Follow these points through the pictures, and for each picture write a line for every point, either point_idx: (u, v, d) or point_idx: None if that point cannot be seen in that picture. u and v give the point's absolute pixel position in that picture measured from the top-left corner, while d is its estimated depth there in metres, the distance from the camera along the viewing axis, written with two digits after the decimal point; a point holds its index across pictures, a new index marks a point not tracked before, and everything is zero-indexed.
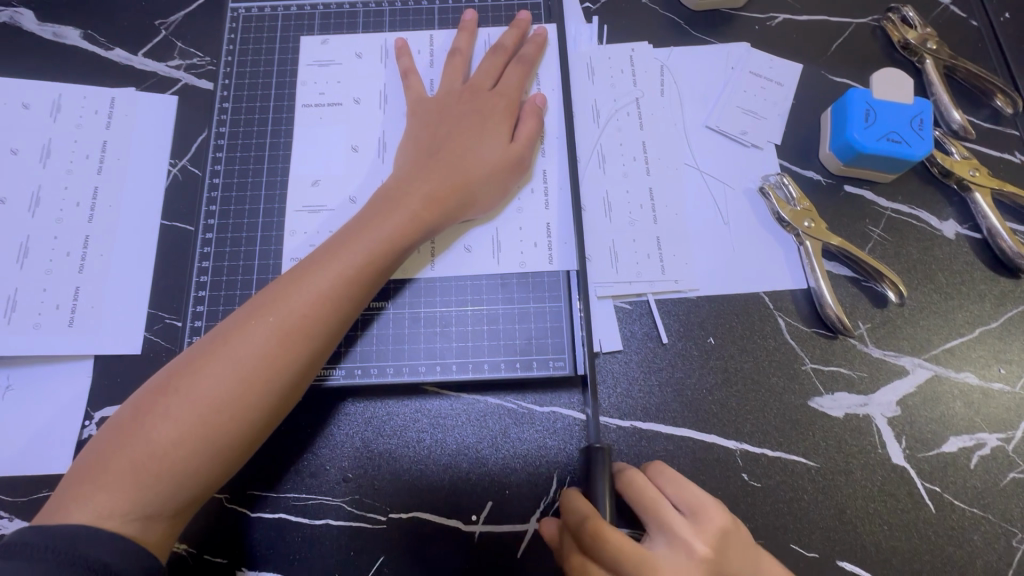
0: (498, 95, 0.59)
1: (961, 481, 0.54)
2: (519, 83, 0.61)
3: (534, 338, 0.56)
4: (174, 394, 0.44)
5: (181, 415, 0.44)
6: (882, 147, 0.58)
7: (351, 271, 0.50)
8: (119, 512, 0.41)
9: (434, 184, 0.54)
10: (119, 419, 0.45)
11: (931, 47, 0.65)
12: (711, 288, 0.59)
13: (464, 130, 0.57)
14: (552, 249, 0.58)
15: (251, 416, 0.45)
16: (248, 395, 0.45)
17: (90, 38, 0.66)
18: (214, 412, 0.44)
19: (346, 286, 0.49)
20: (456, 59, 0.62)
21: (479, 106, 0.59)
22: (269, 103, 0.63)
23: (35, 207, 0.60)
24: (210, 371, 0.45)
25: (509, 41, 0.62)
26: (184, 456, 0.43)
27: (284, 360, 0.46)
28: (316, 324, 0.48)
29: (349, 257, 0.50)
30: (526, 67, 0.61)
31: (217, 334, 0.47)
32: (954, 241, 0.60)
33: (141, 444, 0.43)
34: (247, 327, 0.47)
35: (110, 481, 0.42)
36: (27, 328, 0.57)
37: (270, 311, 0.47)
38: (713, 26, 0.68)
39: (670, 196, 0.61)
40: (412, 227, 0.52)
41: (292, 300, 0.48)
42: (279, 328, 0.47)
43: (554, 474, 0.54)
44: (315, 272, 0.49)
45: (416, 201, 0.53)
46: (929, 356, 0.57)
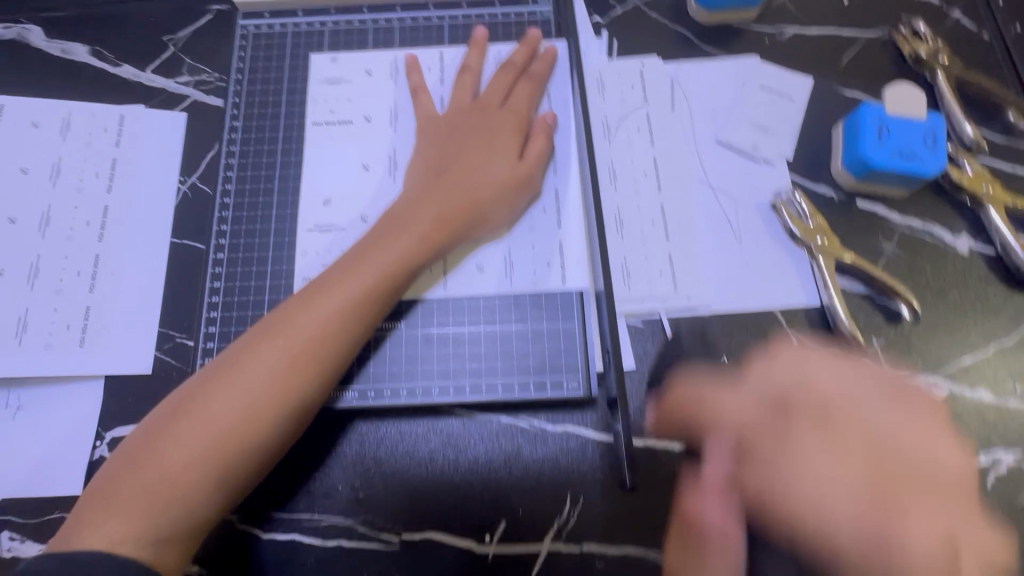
0: (508, 113, 0.59)
1: (977, 500, 0.53)
2: (529, 100, 0.60)
3: (546, 358, 0.56)
4: (186, 416, 0.44)
5: (193, 438, 0.44)
6: (895, 164, 0.57)
7: (361, 291, 0.49)
8: (130, 536, 0.41)
9: (444, 203, 0.54)
10: (132, 443, 0.45)
11: (942, 60, 0.65)
12: (723, 305, 0.58)
13: (474, 149, 0.57)
14: (564, 267, 0.57)
15: (263, 438, 0.45)
16: (260, 418, 0.45)
17: (98, 55, 0.66)
18: (226, 435, 0.44)
19: (356, 306, 0.49)
20: (466, 77, 0.62)
21: (489, 124, 0.58)
22: (279, 121, 0.63)
23: (45, 226, 0.60)
24: (221, 393, 0.45)
25: (519, 58, 0.62)
26: (196, 479, 0.43)
27: (295, 382, 0.46)
28: (327, 345, 0.48)
29: (359, 277, 0.50)
30: (537, 83, 0.61)
31: (228, 356, 0.47)
32: (967, 257, 0.60)
33: (153, 468, 0.43)
34: (257, 349, 0.47)
35: (122, 505, 0.42)
36: (38, 348, 0.57)
37: (281, 332, 0.47)
38: (722, 40, 0.68)
39: (682, 212, 0.61)
40: (422, 246, 0.52)
41: (303, 322, 0.48)
42: (290, 350, 0.47)
43: (567, 494, 0.54)
44: (325, 293, 0.49)
45: (427, 220, 0.53)
46: (944, 374, 0.57)
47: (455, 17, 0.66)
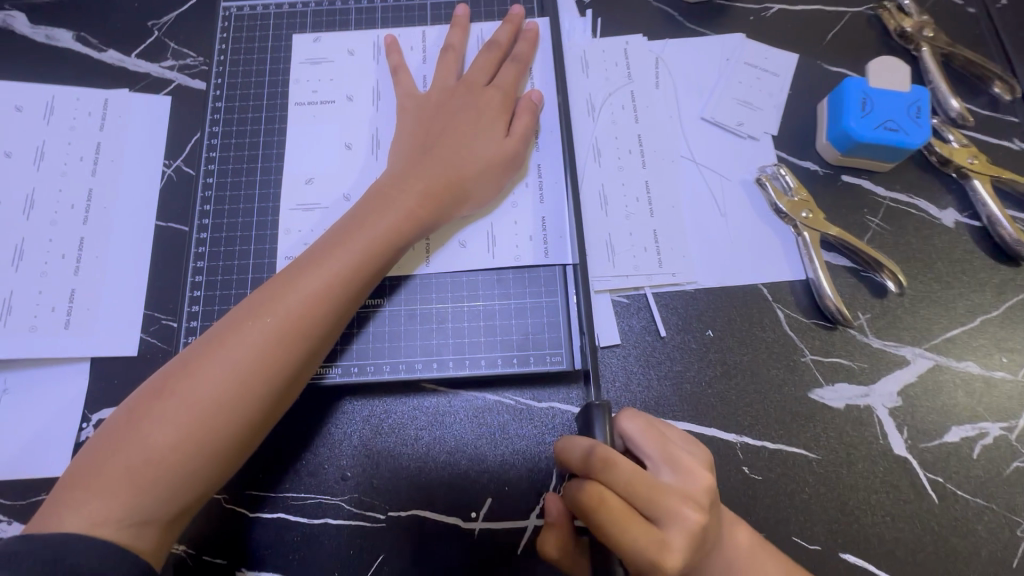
0: (494, 91, 0.59)
1: (964, 471, 0.53)
2: (515, 81, 0.60)
3: (530, 333, 0.56)
4: (169, 397, 0.44)
5: (177, 419, 0.43)
6: (879, 136, 0.57)
7: (345, 271, 0.49)
8: (114, 517, 0.41)
9: (429, 181, 0.53)
10: (113, 422, 0.45)
11: (927, 34, 0.65)
12: (708, 281, 0.58)
13: (459, 127, 0.57)
14: (547, 243, 0.57)
15: (245, 417, 0.45)
16: (242, 399, 0.45)
17: (82, 40, 0.66)
18: (209, 414, 0.44)
19: (340, 284, 0.49)
20: (449, 56, 0.61)
21: (475, 103, 0.58)
22: (262, 101, 0.63)
23: (29, 210, 0.60)
24: (204, 374, 0.45)
25: (503, 37, 0.62)
26: (181, 460, 0.43)
27: (279, 361, 0.46)
28: (310, 324, 0.47)
29: (342, 256, 0.50)
30: (522, 66, 0.61)
31: (211, 336, 0.47)
32: (953, 230, 0.60)
33: (136, 448, 0.43)
34: (240, 330, 0.46)
35: (105, 486, 0.42)
36: (23, 331, 0.57)
37: (264, 312, 0.47)
38: (707, 17, 0.68)
39: (666, 189, 0.61)
40: (406, 225, 0.52)
41: (286, 301, 0.47)
42: (272, 330, 0.46)
43: (553, 470, 0.54)
44: (309, 271, 0.49)
45: (411, 198, 0.53)
46: (930, 346, 0.56)
47: None
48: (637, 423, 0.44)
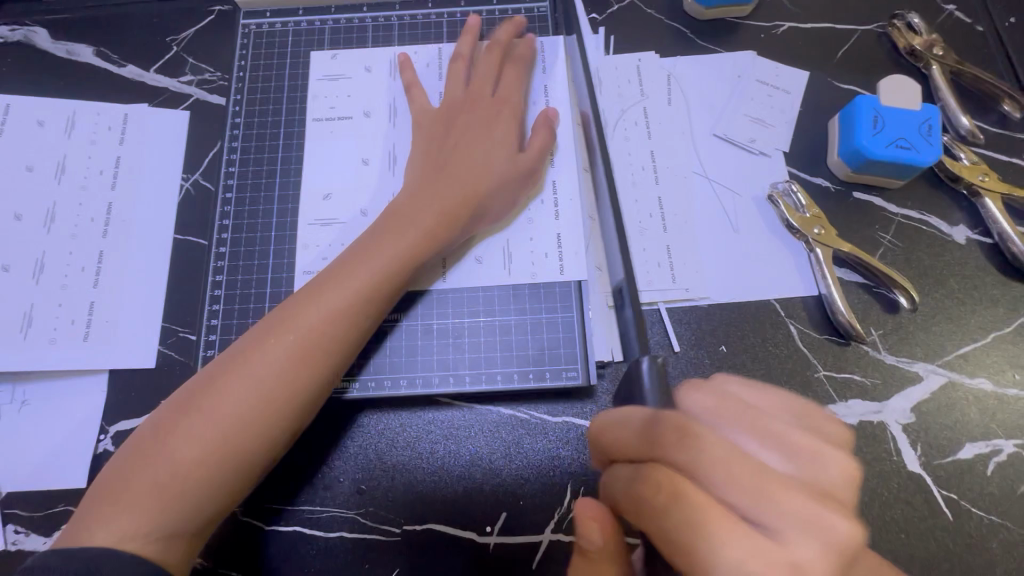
0: (499, 103, 0.60)
1: (978, 488, 0.53)
2: (521, 92, 0.61)
3: (545, 348, 0.56)
4: (194, 412, 0.45)
5: (202, 435, 0.44)
6: (891, 153, 0.58)
7: (366, 288, 0.50)
8: (140, 532, 0.41)
9: (447, 198, 0.54)
10: (139, 438, 0.45)
11: (936, 53, 0.65)
12: (721, 296, 0.59)
13: (472, 144, 0.57)
14: (562, 259, 0.58)
15: (269, 434, 0.46)
16: (266, 414, 0.45)
17: (103, 55, 0.67)
18: (234, 432, 0.44)
19: (362, 303, 0.50)
20: (458, 64, 0.62)
21: (483, 115, 0.59)
22: (280, 117, 0.64)
23: (50, 223, 0.61)
24: (229, 390, 0.45)
25: (505, 46, 0.63)
26: (205, 475, 0.44)
27: (301, 378, 0.47)
28: (331, 343, 0.48)
29: (362, 273, 0.50)
30: (521, 66, 0.62)
31: (235, 352, 0.47)
32: (965, 246, 0.60)
33: (161, 464, 0.43)
34: (263, 346, 0.47)
35: (132, 501, 0.42)
36: (43, 343, 0.57)
37: (287, 328, 0.47)
38: (718, 35, 0.68)
39: (679, 204, 0.62)
40: (424, 241, 0.53)
41: (309, 317, 0.48)
42: (295, 346, 0.47)
43: (568, 484, 0.54)
44: (329, 288, 0.49)
45: (430, 215, 0.53)
46: (942, 362, 0.57)
47: (453, 15, 0.68)
48: (707, 398, 0.39)
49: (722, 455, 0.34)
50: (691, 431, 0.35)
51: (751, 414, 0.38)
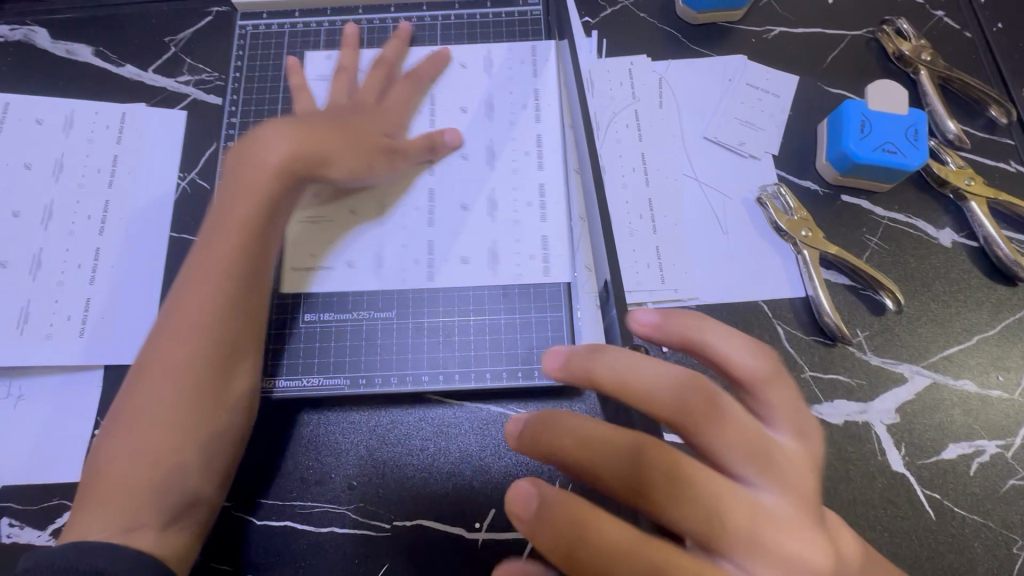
0: (378, 110, 0.61)
1: (961, 488, 0.54)
2: (406, 99, 0.63)
3: (534, 347, 0.57)
4: (126, 414, 0.45)
5: (136, 429, 0.44)
6: (878, 157, 0.59)
7: (231, 242, 0.49)
8: (106, 527, 0.42)
9: (320, 150, 0.53)
10: (90, 462, 0.46)
11: (925, 58, 0.66)
12: (708, 297, 0.59)
13: (348, 121, 0.57)
14: (548, 261, 0.59)
15: (191, 403, 0.45)
16: (178, 385, 0.45)
17: (102, 55, 0.68)
18: (157, 422, 0.44)
19: (236, 267, 0.49)
20: (380, 70, 0.64)
21: (378, 116, 0.60)
22: (276, 117, 0.65)
23: (48, 220, 0.61)
24: (144, 383, 0.45)
25: (389, 54, 0.65)
26: (146, 461, 0.44)
27: (196, 351, 0.46)
28: (217, 309, 0.47)
29: (219, 244, 0.49)
30: (388, 76, 0.64)
31: (144, 355, 0.48)
32: (951, 250, 0.61)
33: (108, 468, 0.44)
34: (159, 336, 0.47)
35: (92, 508, 0.43)
36: (40, 339, 0.58)
37: (178, 309, 0.48)
38: (710, 39, 0.69)
39: (668, 205, 0.62)
40: (286, 184, 0.52)
41: (189, 294, 0.48)
42: (181, 319, 0.47)
43: (556, 481, 0.55)
44: (203, 264, 0.49)
45: (286, 162, 0.52)
46: (927, 364, 0.57)
47: (447, 17, 0.68)
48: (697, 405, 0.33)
49: (735, 416, 0.34)
50: (716, 399, 0.33)
51: (781, 399, 0.35)
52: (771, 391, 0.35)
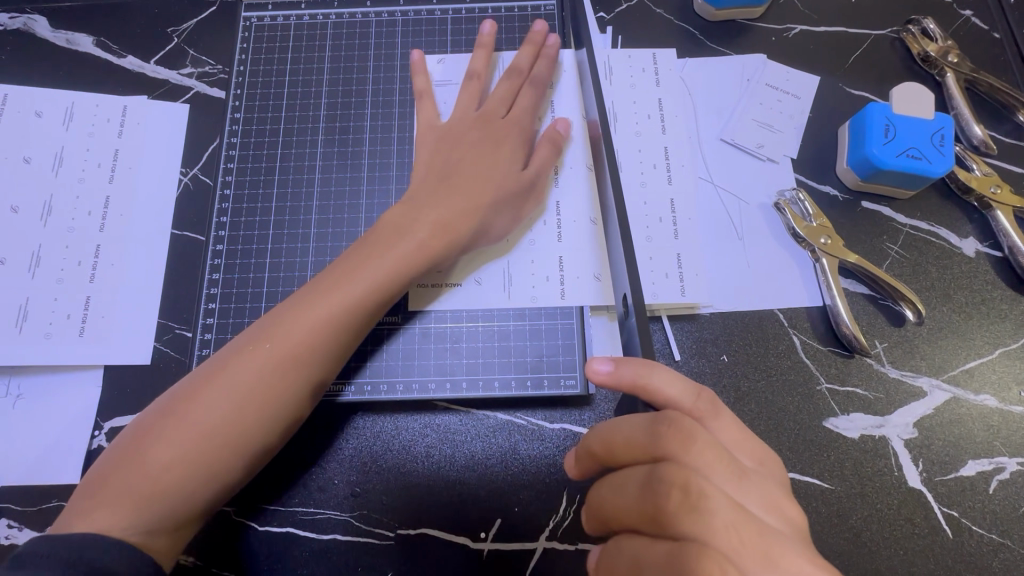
0: (511, 125, 0.59)
1: (979, 506, 0.52)
2: (532, 111, 0.60)
3: (544, 355, 0.56)
4: (178, 417, 0.44)
5: (180, 439, 0.43)
6: (902, 163, 0.57)
7: (355, 298, 0.49)
8: (118, 528, 0.41)
9: (447, 210, 0.53)
10: (126, 436, 0.45)
11: (951, 60, 0.64)
12: (723, 305, 0.58)
13: (478, 159, 0.56)
14: (563, 283, 0.57)
15: (248, 444, 0.45)
16: (245, 422, 0.45)
17: (103, 45, 0.66)
18: (206, 444, 0.44)
19: (343, 317, 0.48)
20: (473, 84, 0.61)
21: (491, 135, 0.58)
22: (281, 113, 0.63)
23: (47, 216, 0.60)
24: (210, 395, 0.45)
25: (523, 63, 0.62)
26: (184, 477, 0.43)
27: (280, 389, 0.46)
28: (312, 355, 0.47)
29: (347, 286, 0.49)
30: (540, 91, 0.61)
31: (220, 358, 0.47)
32: (973, 259, 0.59)
33: (141, 462, 0.43)
34: (246, 354, 0.46)
35: (109, 499, 0.42)
36: (38, 338, 0.57)
37: (270, 337, 0.47)
38: (728, 36, 0.67)
39: (689, 208, 0.60)
40: (420, 251, 0.51)
41: (293, 328, 0.47)
42: (277, 354, 0.46)
43: (564, 491, 0.54)
44: (317, 300, 0.48)
45: (426, 228, 0.52)
46: (947, 377, 0.56)
47: (459, 12, 0.67)
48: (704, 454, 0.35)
49: (727, 457, 0.36)
50: (747, 475, 0.36)
51: (784, 499, 0.36)
52: (772, 486, 0.36)
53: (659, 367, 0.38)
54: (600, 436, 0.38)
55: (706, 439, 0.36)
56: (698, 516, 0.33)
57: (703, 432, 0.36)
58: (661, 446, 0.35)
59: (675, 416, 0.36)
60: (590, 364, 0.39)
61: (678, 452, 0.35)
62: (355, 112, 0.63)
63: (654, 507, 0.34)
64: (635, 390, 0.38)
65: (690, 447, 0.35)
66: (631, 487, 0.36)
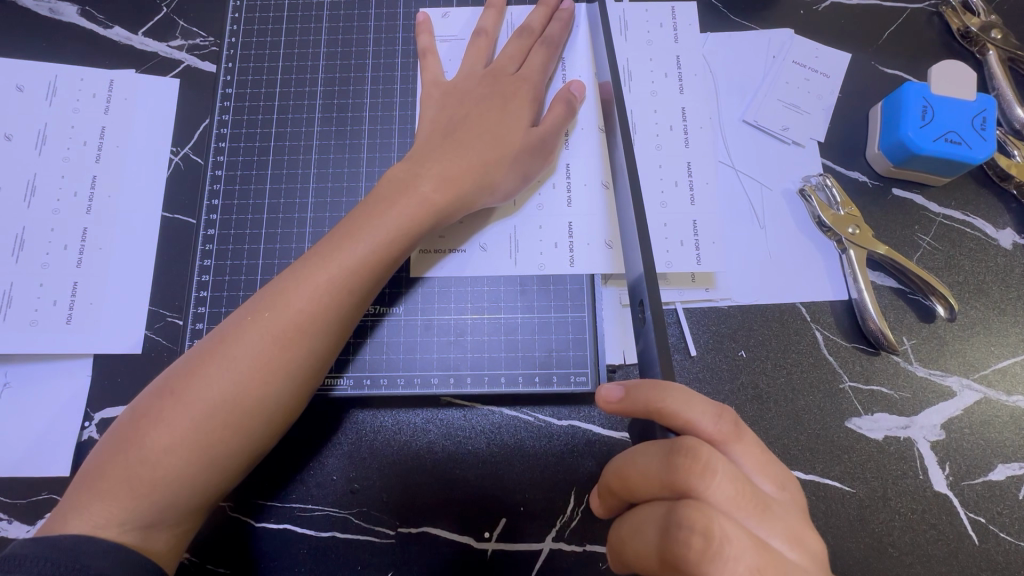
0: (521, 81, 0.55)
1: (1008, 513, 0.50)
2: (545, 69, 0.56)
3: (553, 349, 0.53)
4: (174, 397, 0.41)
5: (177, 421, 0.40)
6: (939, 148, 0.53)
7: (358, 265, 0.45)
8: (116, 520, 0.38)
9: (456, 169, 0.50)
10: (119, 422, 0.42)
11: (995, 36, 0.59)
12: (742, 296, 0.55)
13: (488, 116, 0.53)
14: (574, 250, 0.54)
15: (251, 424, 0.42)
16: (245, 400, 0.41)
17: (87, 15, 0.62)
18: (205, 425, 0.41)
19: (347, 281, 0.45)
20: (480, 43, 0.57)
21: (502, 93, 0.54)
22: (275, 89, 0.60)
23: (31, 197, 0.57)
24: (207, 373, 0.42)
25: (536, 23, 0.58)
26: (183, 462, 0.40)
27: (282, 361, 0.43)
28: (316, 323, 0.44)
29: (351, 250, 0.46)
30: (553, 50, 0.57)
31: (216, 334, 0.44)
32: (1010, 252, 0.56)
33: (137, 448, 0.40)
34: (243, 326, 0.43)
35: (105, 490, 0.39)
36: (24, 325, 0.54)
37: (269, 308, 0.44)
38: (753, 8, 0.63)
39: (709, 173, 0.56)
40: (426, 214, 0.48)
41: (292, 295, 0.44)
42: (277, 325, 0.43)
43: (571, 491, 0.52)
44: (319, 265, 0.45)
45: (431, 182, 0.49)
46: (978, 377, 0.53)
47: None
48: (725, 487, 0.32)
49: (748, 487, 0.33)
50: (768, 506, 0.33)
51: (807, 530, 0.33)
52: (793, 516, 0.34)
53: (674, 386, 0.35)
54: (615, 471, 0.36)
55: (727, 469, 0.33)
56: (722, 561, 0.30)
57: (725, 462, 0.33)
58: (678, 480, 0.32)
59: (693, 445, 0.32)
60: (603, 390, 0.37)
61: (699, 487, 0.32)
62: (355, 87, 0.59)
63: (671, 551, 0.31)
64: (651, 414, 0.35)
65: (710, 480, 0.32)
66: (648, 527, 0.34)
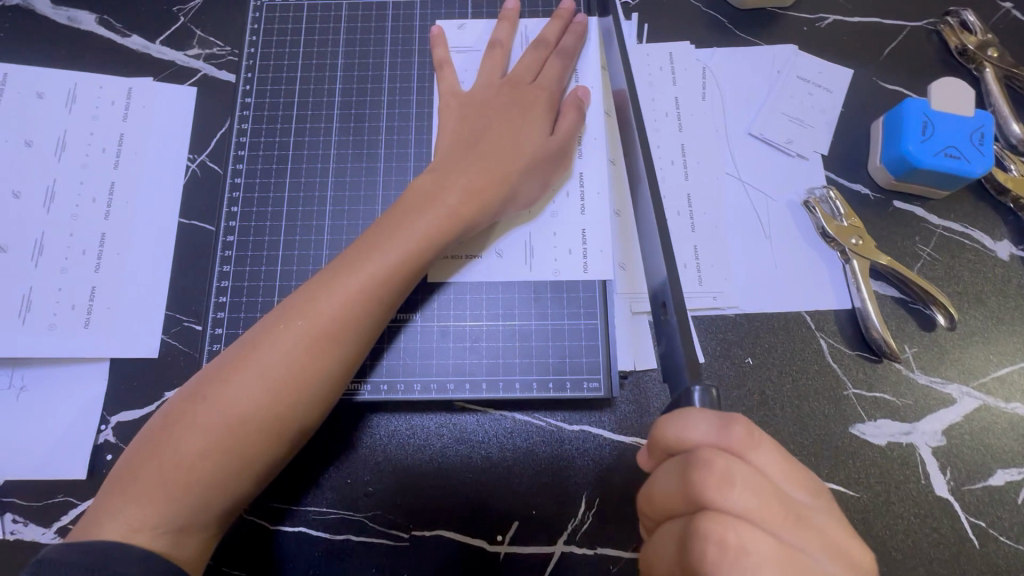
0: (536, 92, 0.56)
1: (1008, 517, 0.51)
2: (560, 81, 0.58)
3: (567, 356, 0.54)
4: (206, 403, 0.42)
5: (209, 426, 0.41)
6: (940, 162, 0.55)
7: (386, 274, 0.46)
8: (149, 525, 0.39)
9: (474, 178, 0.51)
10: (150, 426, 0.43)
11: (991, 54, 0.61)
12: (749, 304, 0.56)
13: (506, 127, 0.54)
14: (586, 257, 0.55)
15: (281, 430, 0.43)
16: (277, 406, 0.42)
17: (107, 23, 0.63)
18: (238, 429, 0.41)
19: (376, 289, 0.46)
20: (495, 55, 0.59)
21: (517, 103, 0.56)
22: (293, 98, 0.61)
23: (50, 202, 0.58)
24: (239, 378, 0.42)
25: (550, 34, 0.59)
26: (216, 467, 0.41)
27: (313, 367, 0.44)
28: (345, 329, 0.45)
29: (379, 259, 0.47)
30: (566, 62, 0.58)
31: (246, 340, 0.45)
32: (1008, 263, 0.57)
33: (170, 453, 0.41)
34: (274, 333, 0.44)
35: (138, 494, 0.40)
36: (42, 329, 0.55)
37: (299, 315, 0.45)
38: (760, 24, 0.64)
39: (710, 203, 0.59)
40: (451, 223, 0.49)
41: (323, 303, 0.45)
42: (309, 332, 0.44)
43: (582, 494, 0.53)
44: (348, 274, 0.46)
45: (455, 194, 0.50)
46: (978, 385, 0.54)
47: None
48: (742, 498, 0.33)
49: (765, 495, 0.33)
50: (801, 517, 0.34)
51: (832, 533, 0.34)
52: (830, 524, 0.34)
53: (685, 411, 0.35)
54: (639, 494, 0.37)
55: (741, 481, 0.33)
56: (742, 570, 0.31)
57: (746, 475, 0.33)
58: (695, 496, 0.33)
59: (710, 462, 0.33)
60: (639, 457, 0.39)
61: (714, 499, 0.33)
62: (372, 98, 0.60)
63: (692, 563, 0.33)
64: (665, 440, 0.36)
65: (730, 493, 0.33)
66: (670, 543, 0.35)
